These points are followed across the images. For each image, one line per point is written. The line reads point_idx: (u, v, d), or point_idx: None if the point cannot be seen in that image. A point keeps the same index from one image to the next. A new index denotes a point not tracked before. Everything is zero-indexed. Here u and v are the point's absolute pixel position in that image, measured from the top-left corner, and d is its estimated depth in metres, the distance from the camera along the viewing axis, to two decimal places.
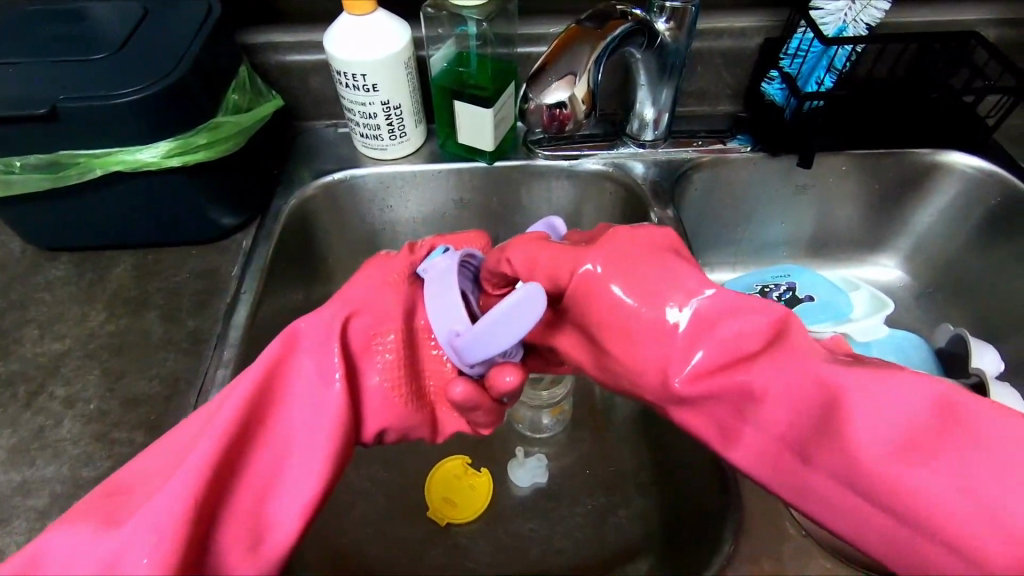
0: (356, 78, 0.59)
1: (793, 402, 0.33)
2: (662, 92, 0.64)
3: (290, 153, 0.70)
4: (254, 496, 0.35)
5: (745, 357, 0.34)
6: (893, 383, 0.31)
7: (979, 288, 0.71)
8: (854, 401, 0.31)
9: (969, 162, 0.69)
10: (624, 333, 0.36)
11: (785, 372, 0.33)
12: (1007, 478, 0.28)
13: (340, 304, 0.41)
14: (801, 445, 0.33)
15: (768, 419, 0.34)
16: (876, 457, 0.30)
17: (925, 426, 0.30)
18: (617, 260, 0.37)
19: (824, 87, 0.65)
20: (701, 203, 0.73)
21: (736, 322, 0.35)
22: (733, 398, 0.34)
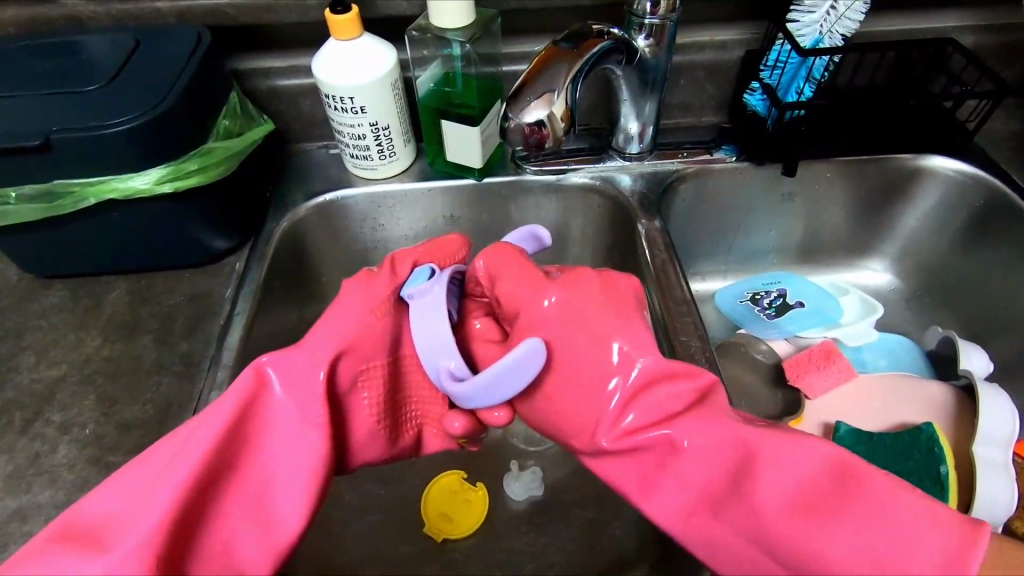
0: (344, 101, 0.61)
1: (707, 461, 0.35)
2: (645, 105, 0.65)
3: (281, 175, 0.71)
4: (236, 525, 0.35)
5: (671, 416, 0.37)
6: (800, 451, 0.35)
7: (967, 290, 0.72)
8: (764, 463, 0.35)
9: (950, 165, 0.70)
10: (563, 379, 0.38)
11: (707, 429, 0.36)
12: (893, 541, 0.32)
13: (326, 334, 0.40)
14: (714, 502, 0.35)
15: (687, 474, 0.36)
16: (777, 514, 0.33)
17: (824, 490, 0.34)
18: (575, 297, 0.39)
19: (805, 96, 0.66)
20: (688, 214, 0.73)
21: (667, 382, 0.38)
22: (658, 452, 0.36)
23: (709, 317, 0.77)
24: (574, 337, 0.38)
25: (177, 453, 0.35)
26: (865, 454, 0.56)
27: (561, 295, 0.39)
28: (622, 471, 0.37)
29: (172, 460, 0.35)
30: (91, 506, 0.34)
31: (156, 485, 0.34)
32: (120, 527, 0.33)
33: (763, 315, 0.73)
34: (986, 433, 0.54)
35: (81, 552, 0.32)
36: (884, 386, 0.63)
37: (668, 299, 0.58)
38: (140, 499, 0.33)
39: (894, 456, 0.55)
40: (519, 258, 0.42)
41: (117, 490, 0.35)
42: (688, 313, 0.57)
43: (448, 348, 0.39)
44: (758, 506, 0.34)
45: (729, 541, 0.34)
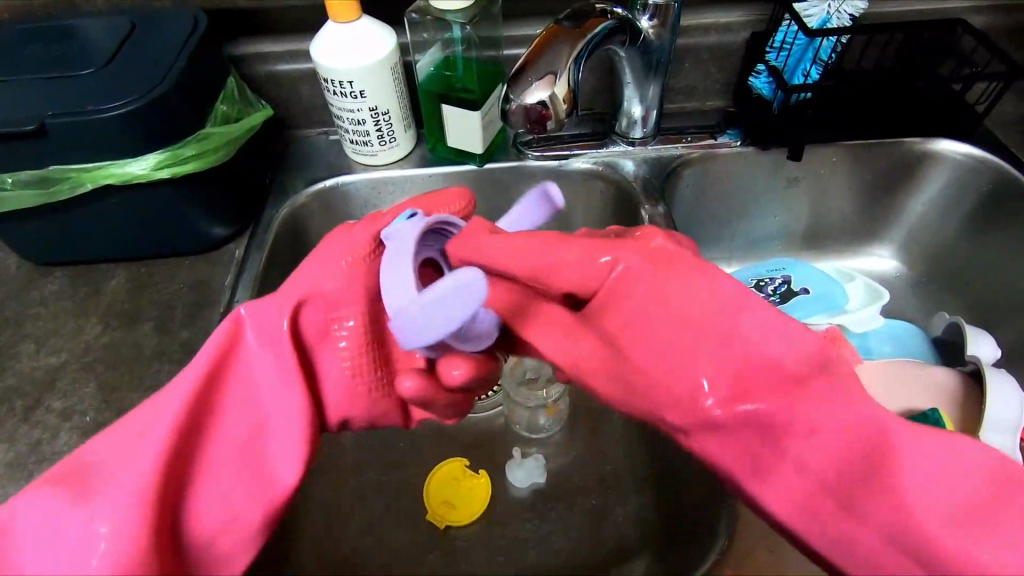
0: (343, 85, 0.60)
1: (852, 452, 0.28)
2: (648, 88, 0.64)
3: (280, 162, 0.70)
4: (221, 480, 0.34)
5: (805, 393, 0.29)
6: (965, 456, 0.29)
7: (975, 276, 0.71)
8: (917, 463, 0.29)
9: (959, 149, 0.69)
10: (659, 339, 0.30)
11: (850, 417, 0.29)
12: None
13: (297, 285, 0.39)
14: (851, 498, 0.28)
15: (830, 463, 0.28)
16: (935, 521, 0.28)
17: (984, 497, 0.29)
18: (670, 259, 0.32)
19: (812, 79, 0.65)
20: (692, 199, 0.73)
21: (795, 350, 0.30)
22: (775, 438, 0.29)
23: None
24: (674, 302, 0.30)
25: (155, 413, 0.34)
26: None
27: (634, 257, 0.32)
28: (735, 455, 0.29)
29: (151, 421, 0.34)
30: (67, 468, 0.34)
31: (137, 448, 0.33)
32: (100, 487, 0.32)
33: (768, 302, 0.72)
34: (994, 417, 0.54)
35: (67, 493, 0.32)
36: (889, 373, 0.62)
37: None
38: (119, 460, 0.33)
39: None
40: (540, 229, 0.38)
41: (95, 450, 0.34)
42: None
43: (406, 288, 0.35)
44: (907, 508, 0.28)
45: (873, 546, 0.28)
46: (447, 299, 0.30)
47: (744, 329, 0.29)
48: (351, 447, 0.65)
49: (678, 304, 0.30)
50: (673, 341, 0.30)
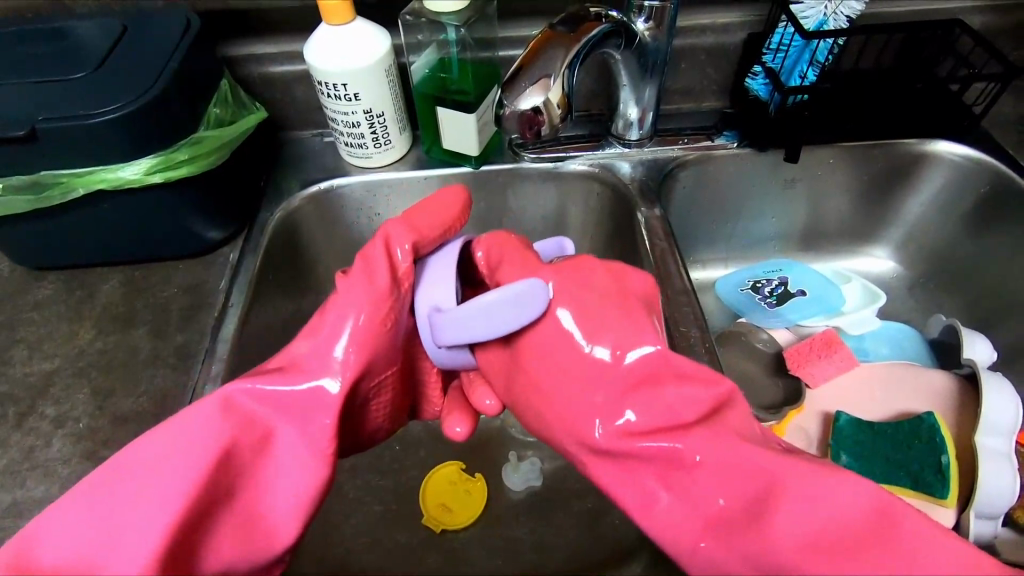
0: (337, 87, 0.59)
1: (720, 480, 0.33)
2: (645, 91, 0.63)
3: (275, 163, 0.70)
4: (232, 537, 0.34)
5: (681, 426, 0.35)
6: (839, 489, 0.31)
7: (971, 278, 0.71)
8: (787, 494, 0.32)
9: (954, 150, 0.68)
10: (557, 373, 0.37)
11: (721, 449, 0.34)
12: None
13: (321, 343, 0.37)
14: (721, 527, 0.32)
15: (699, 494, 0.33)
16: (790, 548, 0.30)
17: (859, 531, 0.30)
18: (575, 287, 0.38)
19: (809, 80, 0.65)
20: (689, 200, 0.72)
21: (681, 386, 0.36)
22: (667, 462, 0.34)
23: (709, 306, 0.77)
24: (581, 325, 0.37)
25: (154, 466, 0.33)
26: (865, 445, 0.55)
27: (557, 282, 0.38)
28: (621, 462, 0.35)
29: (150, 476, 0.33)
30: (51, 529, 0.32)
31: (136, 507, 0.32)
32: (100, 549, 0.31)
33: (764, 303, 0.72)
34: (989, 423, 0.54)
35: None
36: (886, 376, 0.62)
37: (667, 289, 0.57)
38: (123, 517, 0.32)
39: (895, 445, 0.55)
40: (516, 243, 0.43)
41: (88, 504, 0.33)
42: (688, 303, 0.56)
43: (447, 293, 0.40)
44: (766, 537, 0.31)
45: (740, 567, 0.32)
46: (506, 310, 0.36)
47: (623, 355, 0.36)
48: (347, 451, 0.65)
49: (588, 330, 0.36)
50: (574, 362, 0.36)
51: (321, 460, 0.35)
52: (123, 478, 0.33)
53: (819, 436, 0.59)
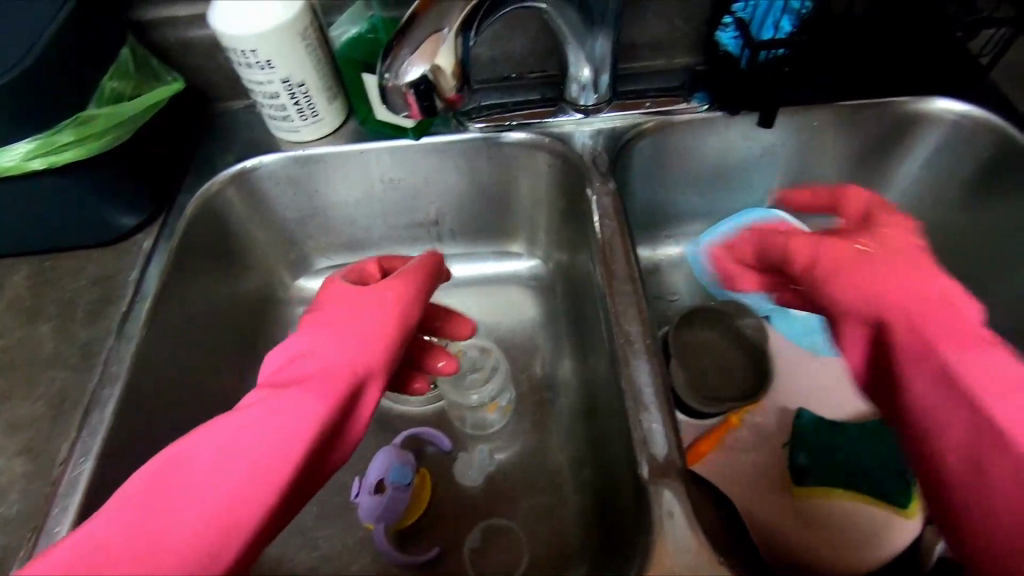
0: (247, 55, 0.53)
1: (922, 301, 0.40)
2: (595, 49, 0.56)
3: (202, 138, 0.65)
4: (219, 491, 0.33)
5: (960, 336, 0.38)
6: (998, 361, 0.37)
7: (970, 253, 0.63)
8: (936, 326, 0.39)
9: (953, 109, 0.60)
10: (870, 277, 0.43)
11: (944, 319, 0.39)
12: (1010, 386, 0.35)
13: (317, 323, 0.44)
14: (922, 352, 0.39)
15: (916, 337, 0.40)
16: (949, 356, 0.37)
17: (969, 336, 0.38)
18: (904, 254, 0.44)
19: (783, 30, 0.57)
20: (650, 172, 0.65)
21: (963, 312, 0.40)
22: (925, 311, 0.40)
23: (680, 283, 0.71)
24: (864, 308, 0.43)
25: (231, 440, 0.36)
26: (824, 441, 0.53)
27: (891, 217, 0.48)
28: (906, 337, 0.40)
29: (215, 471, 0.34)
30: (112, 516, 0.32)
31: (212, 489, 0.34)
32: (139, 556, 0.31)
33: None
34: None
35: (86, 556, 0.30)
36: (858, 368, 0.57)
37: (614, 276, 0.52)
38: (177, 501, 0.33)
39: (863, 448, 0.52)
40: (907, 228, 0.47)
41: (154, 478, 0.34)
42: (634, 290, 0.50)
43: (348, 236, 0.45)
44: (926, 342, 0.39)
45: (923, 389, 0.38)
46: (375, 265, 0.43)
47: (937, 286, 0.41)
48: None
49: (897, 274, 0.42)
50: (875, 279, 0.43)
51: (315, 406, 0.38)
52: (202, 454, 0.35)
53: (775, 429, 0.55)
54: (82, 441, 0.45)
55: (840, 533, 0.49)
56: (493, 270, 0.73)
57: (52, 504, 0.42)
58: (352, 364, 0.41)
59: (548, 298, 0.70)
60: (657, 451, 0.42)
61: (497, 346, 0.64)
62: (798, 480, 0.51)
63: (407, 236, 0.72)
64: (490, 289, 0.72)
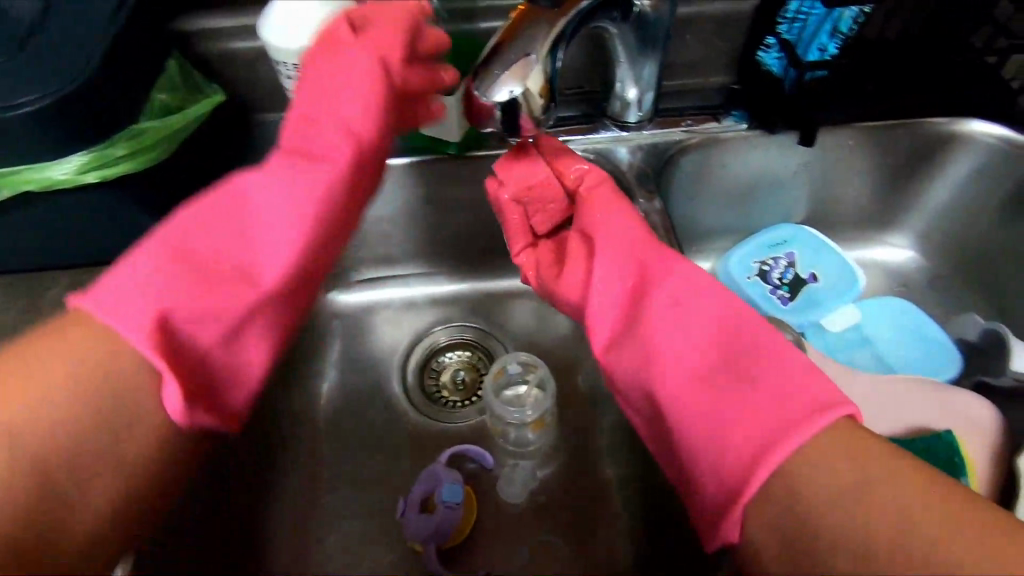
0: (298, 69, 0.53)
1: (713, 316, 0.42)
2: (644, 68, 0.56)
3: (241, 150, 0.64)
4: (218, 240, 0.41)
5: (712, 315, 0.42)
6: (767, 368, 0.38)
7: (1001, 271, 0.65)
8: (704, 320, 0.42)
9: (991, 132, 0.61)
10: (667, 321, 0.42)
11: (708, 310, 0.42)
12: (794, 402, 0.36)
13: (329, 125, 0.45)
14: (732, 345, 0.40)
15: (698, 334, 0.41)
16: (705, 352, 0.40)
17: (767, 354, 0.39)
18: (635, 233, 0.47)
19: (828, 53, 0.59)
20: (689, 187, 0.66)
21: (727, 303, 0.42)
22: (719, 326, 0.41)
23: None
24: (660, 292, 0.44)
25: (235, 214, 0.42)
26: None
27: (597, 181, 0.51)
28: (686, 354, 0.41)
29: (222, 221, 0.41)
30: (124, 284, 0.37)
31: (229, 251, 0.41)
32: (186, 348, 0.38)
33: (777, 295, 0.67)
34: None
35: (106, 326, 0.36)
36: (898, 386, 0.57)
37: None
38: (200, 271, 0.40)
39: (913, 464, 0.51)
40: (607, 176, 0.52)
41: (163, 263, 0.38)
42: None
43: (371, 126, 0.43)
44: (696, 353, 0.41)
45: (715, 404, 0.38)
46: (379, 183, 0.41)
47: (704, 293, 0.43)
48: (327, 460, 0.62)
49: (683, 285, 0.44)
50: (687, 297, 0.43)
51: (308, 212, 0.43)
52: (212, 233, 0.41)
53: None
54: None
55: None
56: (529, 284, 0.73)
57: None
58: (332, 117, 0.45)
59: None
60: None
61: (542, 362, 0.63)
62: None
63: (442, 249, 0.71)
64: (526, 302, 0.72)
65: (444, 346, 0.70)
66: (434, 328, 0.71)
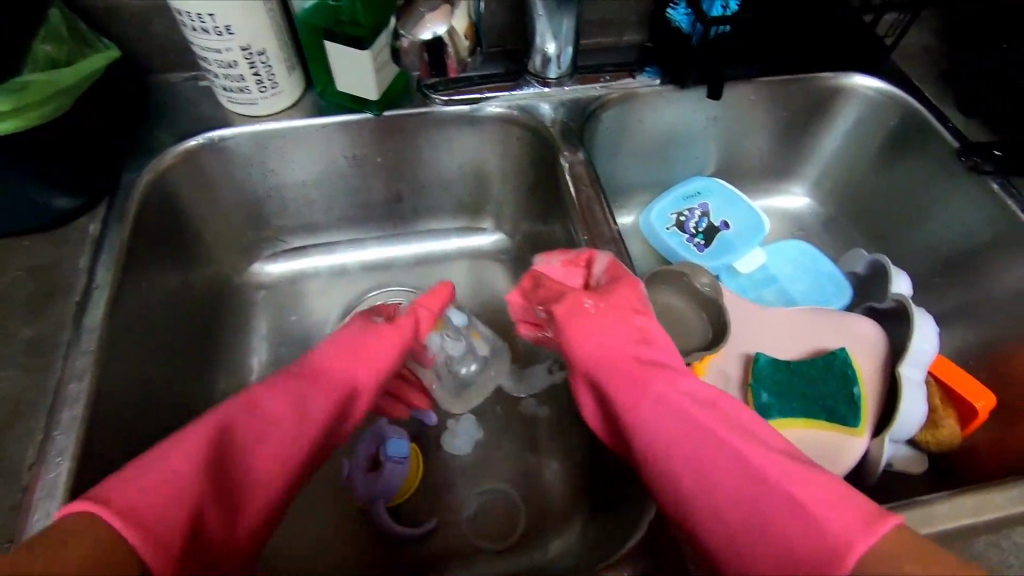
0: (203, 19, 0.49)
1: (687, 421, 0.43)
2: (563, 23, 0.58)
3: (140, 114, 0.59)
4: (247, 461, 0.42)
5: (685, 416, 0.43)
6: (754, 470, 0.39)
7: (879, 210, 0.73)
8: (676, 430, 0.42)
9: (870, 85, 0.68)
10: (657, 426, 0.43)
11: (684, 415, 0.43)
12: (789, 509, 0.36)
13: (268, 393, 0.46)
14: (714, 438, 0.41)
15: (675, 438, 0.42)
16: (680, 461, 0.41)
17: (748, 460, 0.39)
18: (604, 328, 0.50)
19: (730, 10, 0.61)
20: (611, 142, 0.69)
21: (706, 408, 0.43)
22: (694, 427, 0.42)
23: (637, 250, 0.75)
24: (639, 408, 0.45)
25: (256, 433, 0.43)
26: (783, 382, 0.56)
27: (579, 275, 0.55)
28: (665, 464, 0.42)
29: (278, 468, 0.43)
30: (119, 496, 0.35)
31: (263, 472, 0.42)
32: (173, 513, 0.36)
33: (694, 244, 0.72)
34: (911, 358, 0.56)
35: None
36: (799, 318, 0.63)
37: (597, 239, 0.56)
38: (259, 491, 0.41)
39: (812, 382, 0.56)
40: (554, 254, 0.56)
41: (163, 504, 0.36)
42: (618, 253, 0.55)
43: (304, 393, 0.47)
44: (671, 457, 0.41)
45: (703, 509, 0.39)
46: None
47: (681, 399, 0.44)
48: None
49: (657, 386, 0.45)
50: (668, 407, 0.44)
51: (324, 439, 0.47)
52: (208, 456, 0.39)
53: (738, 377, 0.60)
54: (53, 443, 0.40)
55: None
56: (459, 245, 0.73)
57: (30, 512, 0.38)
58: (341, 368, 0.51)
59: (516, 269, 0.72)
60: None
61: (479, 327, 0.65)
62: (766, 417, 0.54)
63: (369, 216, 0.70)
64: (459, 264, 0.72)
65: None
66: (367, 294, 0.70)
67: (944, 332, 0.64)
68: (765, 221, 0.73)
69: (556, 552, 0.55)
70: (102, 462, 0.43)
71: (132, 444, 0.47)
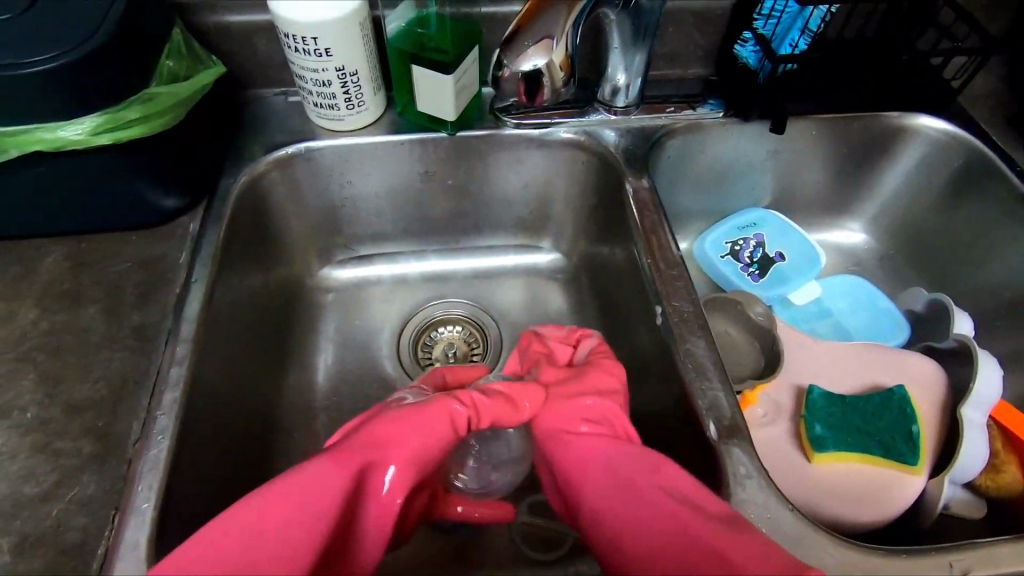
0: (306, 42, 0.54)
1: (635, 472, 0.45)
2: (636, 56, 0.61)
3: (236, 124, 0.64)
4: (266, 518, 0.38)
5: (631, 467, 0.46)
6: (681, 514, 0.40)
7: (939, 250, 0.73)
8: (622, 479, 0.45)
9: (935, 126, 0.69)
10: (603, 477, 0.46)
11: (631, 467, 0.46)
12: (722, 554, 0.36)
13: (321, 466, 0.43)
14: (655, 486, 0.43)
15: (619, 485, 0.44)
16: (620, 508, 0.43)
17: (678, 505, 0.41)
18: (556, 399, 0.56)
19: (799, 50, 0.63)
20: (672, 169, 0.71)
21: (642, 458, 0.46)
22: (637, 476, 0.44)
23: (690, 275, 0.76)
24: (589, 464, 0.48)
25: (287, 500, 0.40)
26: (838, 415, 0.56)
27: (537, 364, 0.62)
28: (605, 513, 0.43)
29: (309, 505, 0.39)
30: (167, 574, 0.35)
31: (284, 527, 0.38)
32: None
33: (748, 273, 0.73)
34: (974, 400, 0.56)
35: None
36: (855, 352, 0.63)
37: (660, 263, 0.57)
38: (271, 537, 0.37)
39: (867, 417, 0.56)
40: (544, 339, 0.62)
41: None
42: (680, 277, 0.56)
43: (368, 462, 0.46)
44: (613, 504, 0.43)
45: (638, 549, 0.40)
46: None
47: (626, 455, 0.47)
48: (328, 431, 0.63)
49: (607, 446, 0.49)
50: (616, 463, 0.47)
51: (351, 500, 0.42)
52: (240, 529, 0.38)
53: (790, 407, 0.60)
54: (157, 421, 0.44)
55: (862, 494, 0.53)
56: (516, 262, 0.76)
57: (136, 483, 0.42)
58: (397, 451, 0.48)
59: (572, 288, 0.74)
60: (722, 414, 0.48)
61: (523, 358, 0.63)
62: (819, 447, 0.54)
63: (434, 229, 0.74)
64: (516, 280, 0.75)
65: (438, 320, 0.72)
66: (426, 303, 0.73)
67: (1007, 375, 0.63)
68: (821, 254, 0.74)
69: (604, 565, 0.56)
70: (194, 442, 0.46)
71: (217, 428, 0.51)
